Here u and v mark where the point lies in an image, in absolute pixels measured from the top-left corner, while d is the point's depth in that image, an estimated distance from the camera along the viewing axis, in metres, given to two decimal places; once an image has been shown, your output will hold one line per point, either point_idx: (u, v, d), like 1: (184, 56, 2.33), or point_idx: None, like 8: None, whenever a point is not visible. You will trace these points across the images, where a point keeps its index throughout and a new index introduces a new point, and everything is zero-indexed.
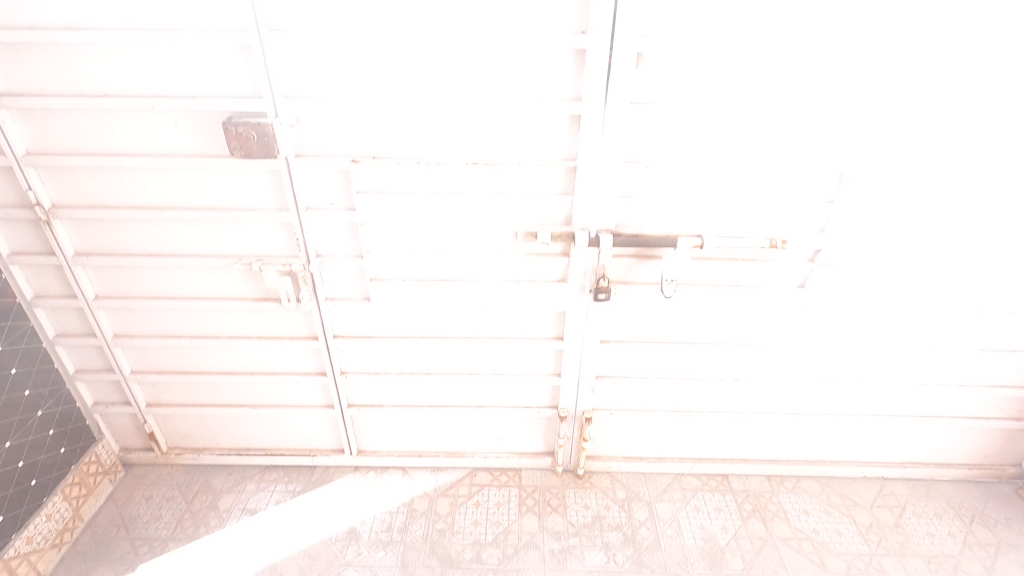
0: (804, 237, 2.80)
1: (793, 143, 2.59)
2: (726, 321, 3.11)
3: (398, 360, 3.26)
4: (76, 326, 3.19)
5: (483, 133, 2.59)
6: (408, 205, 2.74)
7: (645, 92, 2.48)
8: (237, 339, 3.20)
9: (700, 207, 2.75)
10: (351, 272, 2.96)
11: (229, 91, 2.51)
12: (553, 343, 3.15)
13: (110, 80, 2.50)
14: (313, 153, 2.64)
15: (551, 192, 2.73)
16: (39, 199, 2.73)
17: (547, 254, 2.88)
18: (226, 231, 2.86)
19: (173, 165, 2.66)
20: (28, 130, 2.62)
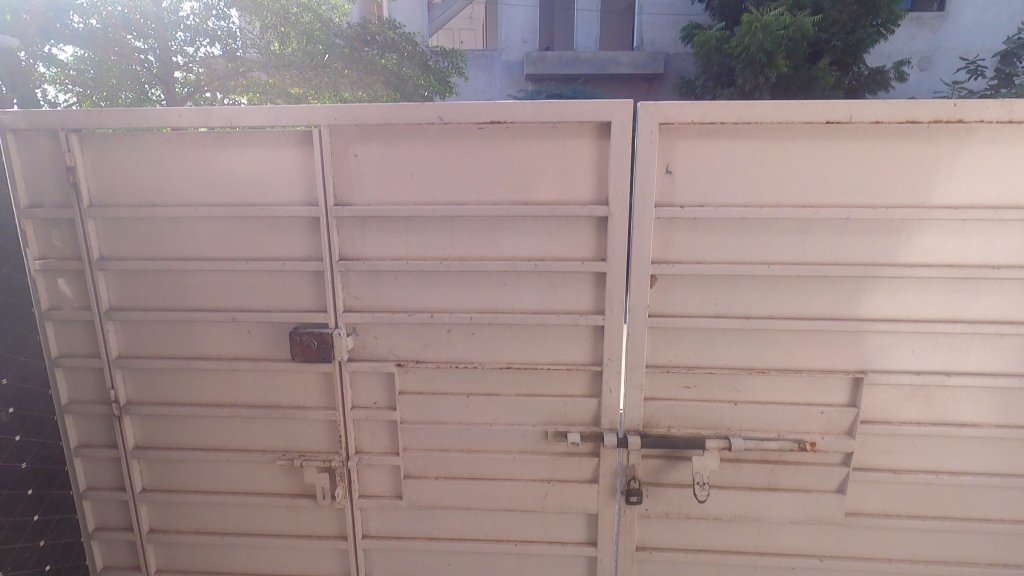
0: (833, 440, 2.82)
1: (804, 349, 2.79)
2: (766, 528, 2.98)
3: (426, 564, 3.16)
4: (116, 519, 3.26)
5: (517, 341, 2.88)
6: (445, 404, 2.95)
7: (661, 306, 2.78)
8: (267, 537, 3.20)
9: (723, 409, 2.86)
10: (386, 469, 3.05)
11: (299, 305, 2.93)
12: (585, 549, 3.03)
13: (203, 298, 2.97)
14: (364, 357, 2.95)
15: (580, 393, 2.91)
16: (118, 397, 3.06)
17: (577, 453, 2.95)
18: (275, 427, 3.07)
19: (240, 367, 2.99)
20: (126, 337, 3.06)
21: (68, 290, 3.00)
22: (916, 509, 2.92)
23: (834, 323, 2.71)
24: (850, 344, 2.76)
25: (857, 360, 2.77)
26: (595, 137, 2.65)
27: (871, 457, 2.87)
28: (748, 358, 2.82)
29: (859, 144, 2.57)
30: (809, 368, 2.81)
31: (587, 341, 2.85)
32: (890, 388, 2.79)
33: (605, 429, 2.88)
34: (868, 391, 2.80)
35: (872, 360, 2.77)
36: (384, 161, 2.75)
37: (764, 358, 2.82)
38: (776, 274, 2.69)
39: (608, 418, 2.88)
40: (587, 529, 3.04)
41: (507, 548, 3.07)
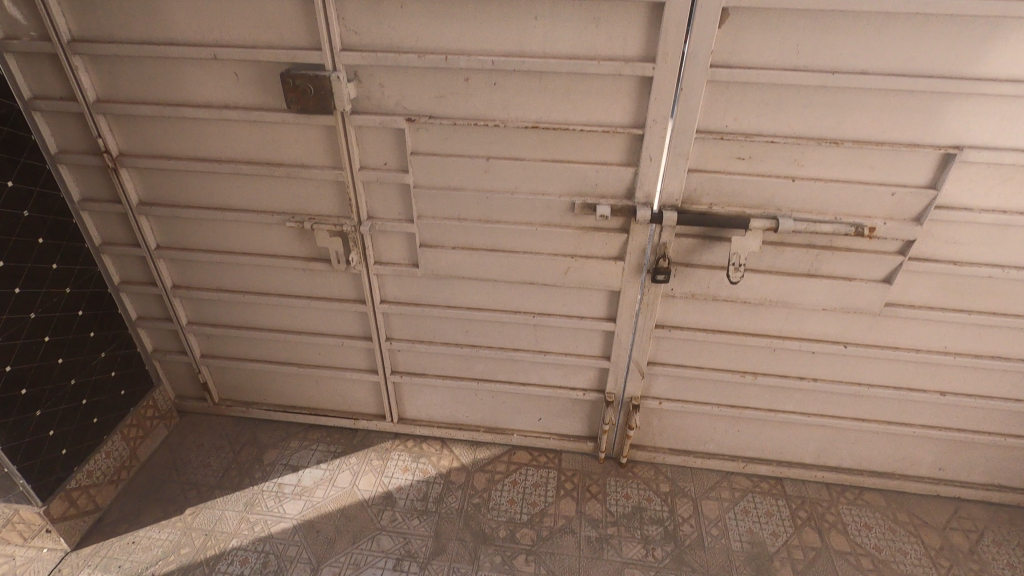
0: (896, 226, 2.50)
1: (893, 117, 2.31)
2: (795, 314, 2.86)
3: (443, 330, 3.20)
4: (139, 274, 3.29)
5: (547, 95, 2.43)
6: (462, 169, 2.64)
7: (728, 54, 2.25)
8: (287, 298, 3.21)
9: (777, 187, 2.51)
10: (401, 236, 2.89)
11: (288, 42, 2.46)
12: (604, 325, 2.99)
13: (176, 29, 2.50)
14: (369, 110, 2.57)
15: (615, 162, 2.55)
16: (108, 148, 2.81)
17: (605, 229, 2.71)
18: (280, 187, 2.84)
19: (232, 118, 2.65)
20: (100, 78, 2.68)
21: (19, 15, 2.54)
22: (965, 304, 2.71)
23: (942, 82, 2.18)
24: (953, 112, 2.26)
25: (955, 132, 2.30)
26: None
27: (933, 246, 2.57)
28: (821, 126, 2.36)
29: None
30: (892, 140, 2.35)
31: (630, 98, 2.39)
32: (985, 169, 2.36)
33: (639, 203, 2.59)
34: (955, 172, 2.38)
35: (975, 134, 2.29)
36: None
37: (841, 126, 2.35)
38: (887, 11, 2.07)
39: (644, 191, 2.56)
40: (607, 306, 2.97)
41: (524, 320, 3.05)
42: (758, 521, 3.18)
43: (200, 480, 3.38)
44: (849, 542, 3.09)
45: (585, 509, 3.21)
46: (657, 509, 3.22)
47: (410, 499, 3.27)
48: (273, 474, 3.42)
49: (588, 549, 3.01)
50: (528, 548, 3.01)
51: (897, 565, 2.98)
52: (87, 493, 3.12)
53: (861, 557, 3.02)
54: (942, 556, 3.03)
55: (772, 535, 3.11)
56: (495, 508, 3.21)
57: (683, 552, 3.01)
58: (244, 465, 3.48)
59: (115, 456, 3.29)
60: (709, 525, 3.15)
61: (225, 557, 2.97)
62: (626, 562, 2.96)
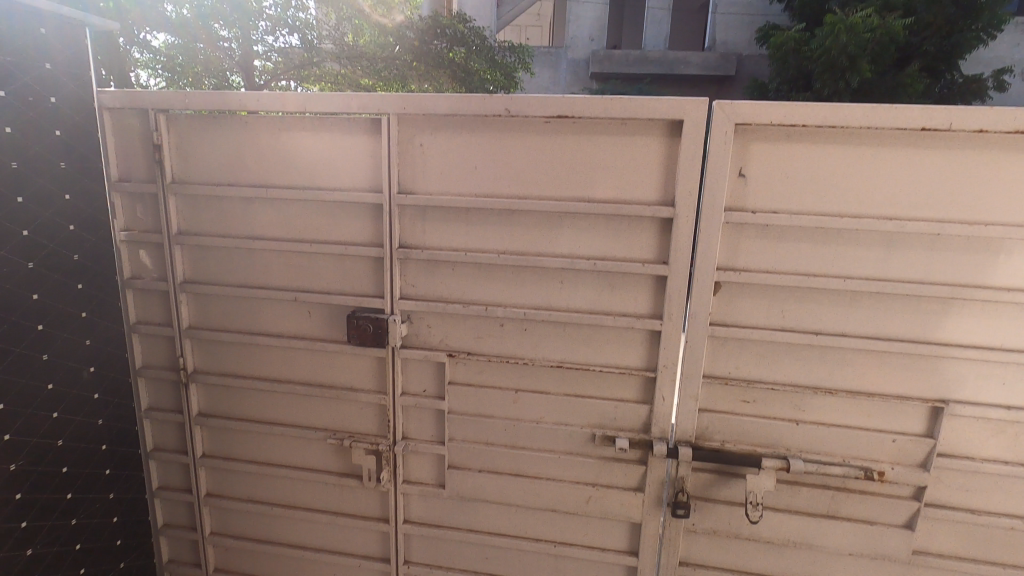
0: (904, 471, 2.62)
1: (878, 372, 2.60)
2: (822, 558, 2.81)
3: (463, 555, 3.17)
4: (177, 481, 3.45)
5: (570, 340, 2.83)
6: (493, 398, 2.94)
7: (723, 315, 2.67)
8: (313, 512, 3.29)
9: (784, 428, 2.71)
10: (431, 457, 3.08)
11: (357, 290, 3.00)
12: (626, 559, 2.95)
13: (268, 276, 3.09)
14: (417, 345, 2.98)
15: (631, 398, 2.83)
16: (186, 365, 3.23)
17: (625, 460, 2.88)
18: (328, 406, 3.15)
19: (299, 346, 3.09)
20: (196, 309, 3.22)
21: (147, 261, 3.20)
22: (995, 556, 2.67)
23: (913, 346, 2.52)
24: (932, 370, 2.55)
25: (938, 387, 2.56)
26: (664, 136, 2.56)
27: (946, 493, 2.64)
28: (814, 375, 2.66)
29: (958, 154, 2.36)
30: (882, 391, 2.62)
31: (643, 345, 2.77)
32: (976, 421, 2.56)
33: (655, 437, 2.79)
34: (948, 423, 2.58)
35: (956, 389, 2.55)
36: (450, 152, 2.76)
37: (833, 377, 2.64)
38: (853, 289, 2.52)
39: (659, 426, 2.78)
40: (630, 538, 2.96)
41: (545, 549, 3.04)
42: None
43: None
44: None
45: None
46: None
47: None
48: None
49: None
50: None
51: None
52: None
53: None
54: None
55: None
56: None
57: None
58: None
59: None
60: None
61: None
62: None
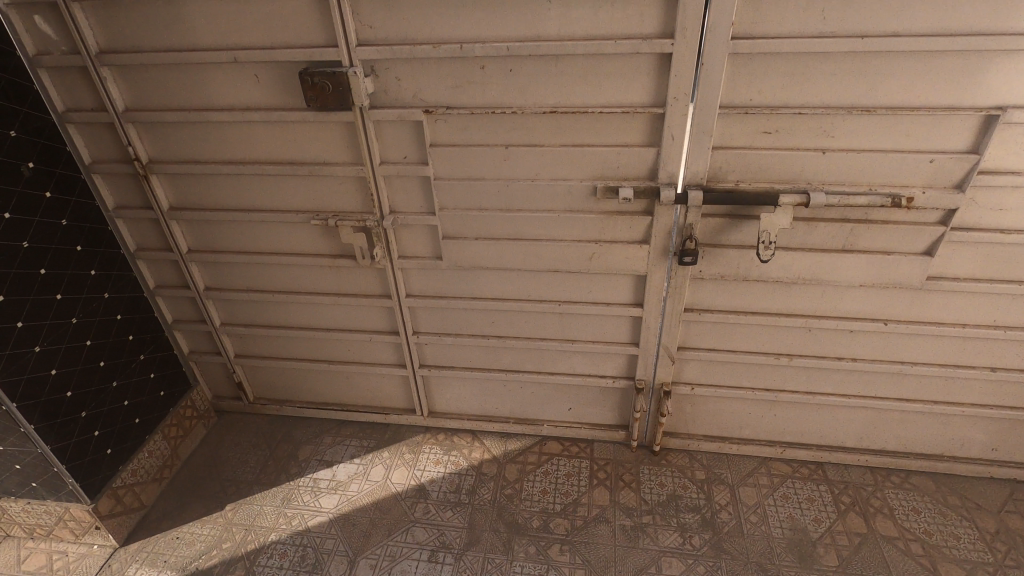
0: (936, 195, 2.39)
1: (929, 80, 2.20)
2: (831, 292, 2.76)
3: (470, 322, 3.19)
4: (173, 278, 3.38)
5: (564, 78, 2.39)
6: (482, 158, 2.63)
7: (749, 24, 2.18)
8: (315, 296, 3.26)
9: (807, 160, 2.42)
10: (424, 229, 2.90)
11: (305, 41, 2.48)
12: (631, 310, 2.94)
13: (197, 34, 2.55)
14: (387, 104, 2.57)
15: (636, 142, 2.50)
16: (138, 156, 2.89)
17: (629, 212, 2.67)
18: (304, 186, 2.88)
19: (255, 119, 2.70)
20: (127, 87, 2.76)
21: (49, 30, 2.63)
22: (1013, 275, 2.58)
23: (981, 40, 2.06)
24: (995, 71, 2.14)
25: (998, 91, 2.18)
26: None
27: (977, 215, 2.45)
28: (852, 93, 2.27)
29: None
30: (928, 105, 2.25)
31: (650, 76, 2.34)
32: None
33: (663, 184, 2.53)
34: (998, 135, 2.25)
35: (1019, 93, 2.16)
36: None
37: (873, 93, 2.25)
38: None
39: (667, 171, 2.50)
40: (635, 291, 2.91)
41: (550, 308, 3.03)
42: (798, 507, 3.09)
43: (239, 477, 3.46)
44: (897, 526, 2.98)
45: (618, 497, 3.17)
46: (693, 496, 3.17)
47: (443, 491, 3.28)
48: (309, 469, 3.48)
49: (624, 537, 2.97)
50: (563, 537, 2.99)
51: (949, 550, 2.86)
52: (132, 490, 3.23)
53: (911, 541, 2.91)
54: (999, 540, 2.89)
55: (814, 521, 3.02)
56: (528, 499, 3.20)
57: (722, 540, 2.94)
58: (280, 462, 3.55)
59: (158, 455, 3.39)
60: (749, 512, 3.07)
61: (264, 551, 3.03)
62: (663, 551, 2.91)
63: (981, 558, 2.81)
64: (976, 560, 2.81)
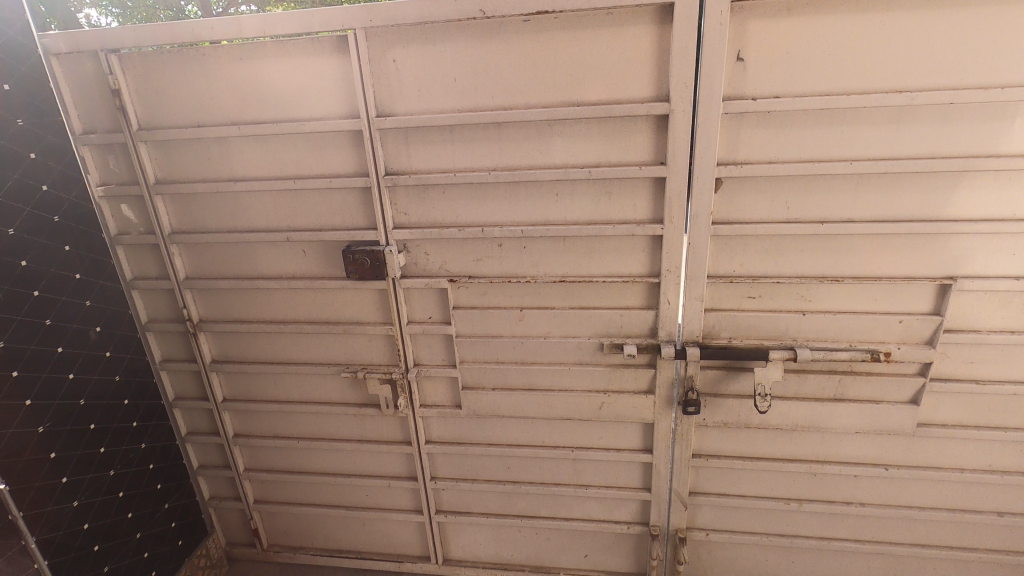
0: (910, 350, 2.65)
1: (885, 254, 2.55)
2: (829, 438, 2.92)
3: (486, 467, 3.32)
4: (204, 425, 3.58)
5: (571, 253, 2.77)
6: (499, 318, 2.94)
7: (726, 212, 2.59)
8: (338, 442, 3.42)
9: (790, 320, 2.72)
10: (445, 380, 3.14)
11: (349, 223, 2.92)
12: (641, 456, 3.08)
13: (257, 218, 3.00)
14: (417, 273, 2.95)
15: (636, 305, 2.83)
16: (191, 316, 3.23)
17: (634, 365, 2.92)
18: (337, 342, 3.18)
19: (299, 286, 3.07)
20: (190, 259, 3.17)
21: (131, 216, 3.10)
22: (998, 421, 2.75)
23: (922, 225, 2.45)
24: (941, 248, 2.50)
25: (947, 264, 2.52)
26: (654, 24, 2.36)
27: (951, 367, 2.68)
28: (821, 265, 2.62)
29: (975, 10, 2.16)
30: (889, 275, 2.58)
31: (645, 251, 2.72)
32: (983, 294, 2.54)
33: (663, 341, 2.81)
34: (955, 299, 2.56)
35: (964, 265, 2.51)
36: (426, 65, 2.57)
37: (840, 265, 2.60)
38: (860, 171, 2.41)
39: (666, 329, 2.80)
40: (643, 436, 3.08)
41: (563, 454, 3.17)
42: None
43: None
44: None
45: None
46: None
47: None
48: None
49: None
50: None
51: None
52: None
53: None
54: None
55: None
56: None
57: None
58: None
59: None
60: None
61: None
62: None
63: None
64: None
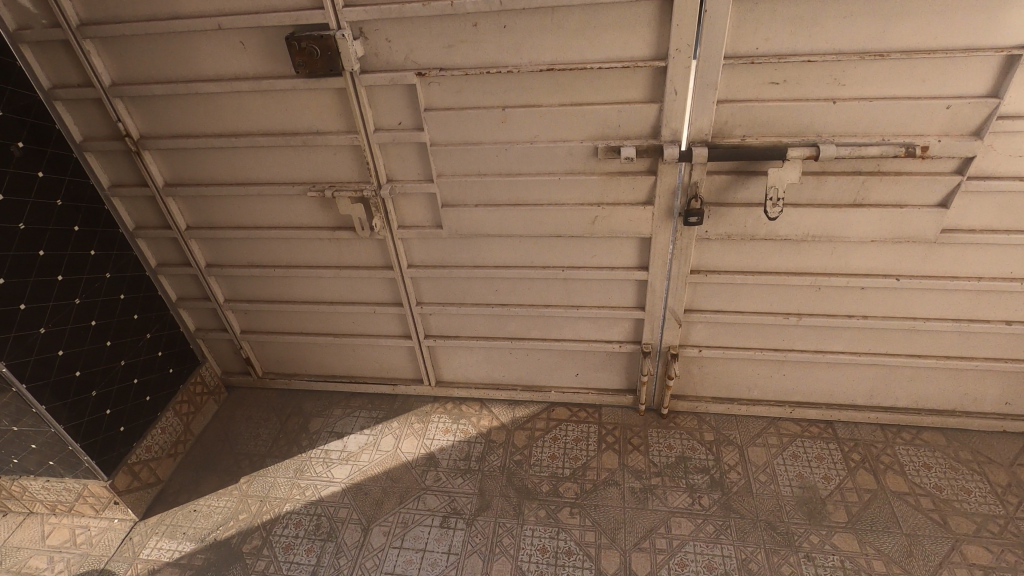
0: (952, 142, 2.29)
1: (947, 18, 2.07)
2: (841, 249, 2.69)
3: (473, 291, 3.16)
4: (174, 256, 3.37)
5: (561, 33, 2.29)
6: (478, 121, 2.55)
7: None
8: (316, 269, 3.23)
9: (817, 111, 2.32)
10: (422, 198, 2.84)
11: (291, 3, 2.39)
12: (636, 274, 2.89)
13: (179, 1, 2.46)
14: (379, 68, 2.49)
15: (637, 98, 2.41)
16: (129, 131, 2.84)
17: (632, 172, 2.59)
18: (298, 157, 2.82)
19: (244, 89, 2.62)
20: (112, 61, 2.68)
21: (28, 3, 2.55)
22: None
23: None
24: (1018, 6, 2.01)
25: (1021, 29, 2.05)
26: None
27: (995, 162, 2.35)
28: (864, 37, 2.15)
29: None
30: (945, 47, 2.13)
31: (650, 27, 2.23)
32: None
33: (666, 141, 2.45)
34: (1019, 76, 2.14)
35: None
36: None
37: (888, 35, 2.13)
38: None
39: (670, 128, 2.42)
40: (639, 254, 2.86)
41: (553, 275, 2.98)
42: (808, 465, 3.09)
43: (252, 450, 3.51)
44: (907, 482, 2.98)
45: (627, 460, 3.18)
46: (702, 457, 3.17)
47: (453, 459, 3.31)
48: (320, 441, 3.52)
49: (633, 499, 2.99)
50: (573, 501, 3.01)
51: (961, 504, 2.85)
52: (147, 466, 3.29)
53: (921, 497, 2.91)
54: (1010, 493, 2.88)
55: (824, 479, 3.02)
56: (537, 464, 3.22)
57: (731, 499, 2.95)
58: (292, 435, 3.59)
59: (170, 431, 3.44)
60: (758, 471, 3.08)
61: (280, 521, 3.08)
62: (672, 511, 2.93)
63: (991, 510, 2.81)
64: (986, 512, 2.81)
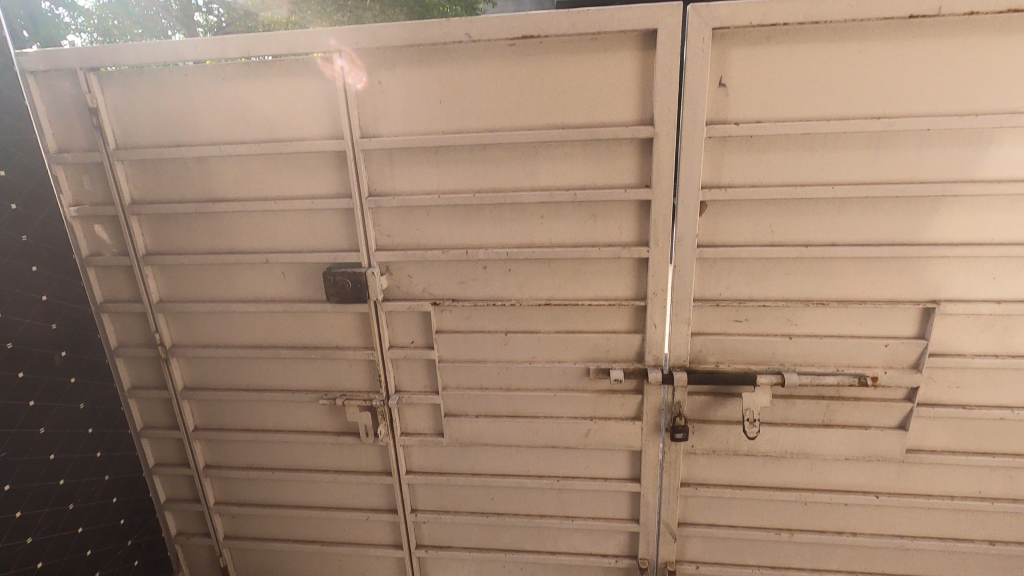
0: (897, 374, 2.63)
1: (868, 278, 2.56)
2: (819, 465, 2.87)
3: (468, 498, 3.20)
4: (174, 455, 3.41)
5: (557, 276, 2.74)
6: (483, 342, 2.88)
7: (711, 235, 2.59)
8: (315, 472, 3.28)
9: (777, 344, 2.70)
10: (427, 407, 3.05)
11: (331, 246, 2.86)
12: (628, 485, 2.99)
13: (237, 240, 2.93)
14: (400, 296, 2.89)
15: (622, 328, 2.79)
16: (163, 341, 3.12)
17: (620, 390, 2.87)
18: (315, 367, 3.08)
19: (277, 309, 2.98)
20: (164, 282, 3.07)
21: (105, 237, 3.01)
22: (986, 446, 2.73)
23: (903, 249, 2.46)
24: (921, 272, 2.51)
25: (930, 288, 2.53)
26: (638, 51, 2.39)
27: (938, 391, 2.67)
28: (805, 288, 2.62)
29: (948, 40, 2.23)
30: (873, 298, 2.59)
31: (630, 274, 2.70)
32: (967, 318, 2.54)
33: (649, 365, 2.77)
34: (939, 323, 2.57)
35: (946, 289, 2.51)
36: (411, 88, 2.57)
37: (824, 288, 2.60)
38: (841, 196, 2.43)
39: (652, 354, 2.75)
40: (631, 465, 3.00)
41: (549, 484, 3.07)
42: None
43: None
44: None
45: None
46: None
47: None
48: None
49: None
50: None
51: None
52: None
53: None
54: None
55: None
56: None
57: None
58: None
59: None
60: None
61: None
62: None
63: None
64: None
